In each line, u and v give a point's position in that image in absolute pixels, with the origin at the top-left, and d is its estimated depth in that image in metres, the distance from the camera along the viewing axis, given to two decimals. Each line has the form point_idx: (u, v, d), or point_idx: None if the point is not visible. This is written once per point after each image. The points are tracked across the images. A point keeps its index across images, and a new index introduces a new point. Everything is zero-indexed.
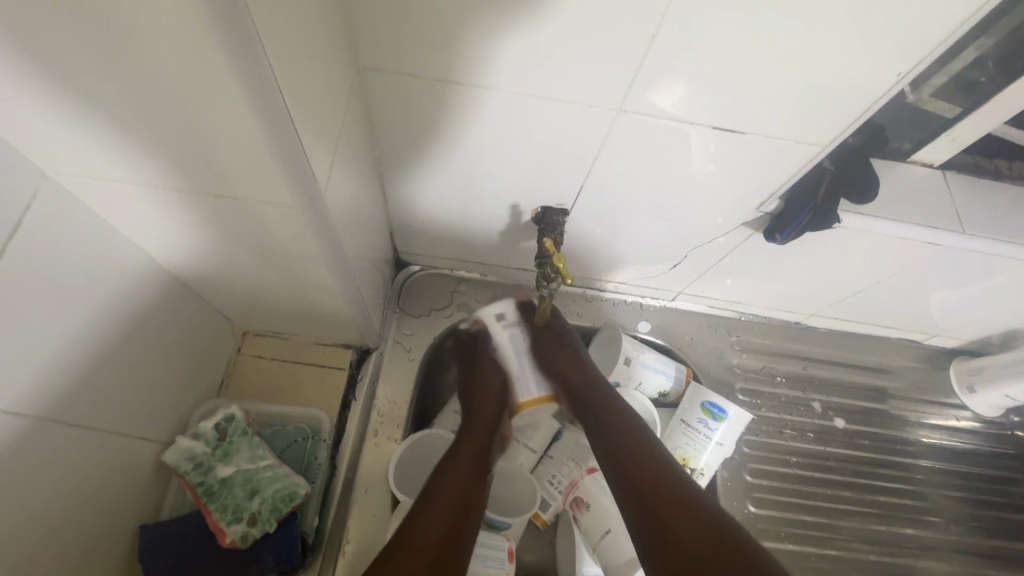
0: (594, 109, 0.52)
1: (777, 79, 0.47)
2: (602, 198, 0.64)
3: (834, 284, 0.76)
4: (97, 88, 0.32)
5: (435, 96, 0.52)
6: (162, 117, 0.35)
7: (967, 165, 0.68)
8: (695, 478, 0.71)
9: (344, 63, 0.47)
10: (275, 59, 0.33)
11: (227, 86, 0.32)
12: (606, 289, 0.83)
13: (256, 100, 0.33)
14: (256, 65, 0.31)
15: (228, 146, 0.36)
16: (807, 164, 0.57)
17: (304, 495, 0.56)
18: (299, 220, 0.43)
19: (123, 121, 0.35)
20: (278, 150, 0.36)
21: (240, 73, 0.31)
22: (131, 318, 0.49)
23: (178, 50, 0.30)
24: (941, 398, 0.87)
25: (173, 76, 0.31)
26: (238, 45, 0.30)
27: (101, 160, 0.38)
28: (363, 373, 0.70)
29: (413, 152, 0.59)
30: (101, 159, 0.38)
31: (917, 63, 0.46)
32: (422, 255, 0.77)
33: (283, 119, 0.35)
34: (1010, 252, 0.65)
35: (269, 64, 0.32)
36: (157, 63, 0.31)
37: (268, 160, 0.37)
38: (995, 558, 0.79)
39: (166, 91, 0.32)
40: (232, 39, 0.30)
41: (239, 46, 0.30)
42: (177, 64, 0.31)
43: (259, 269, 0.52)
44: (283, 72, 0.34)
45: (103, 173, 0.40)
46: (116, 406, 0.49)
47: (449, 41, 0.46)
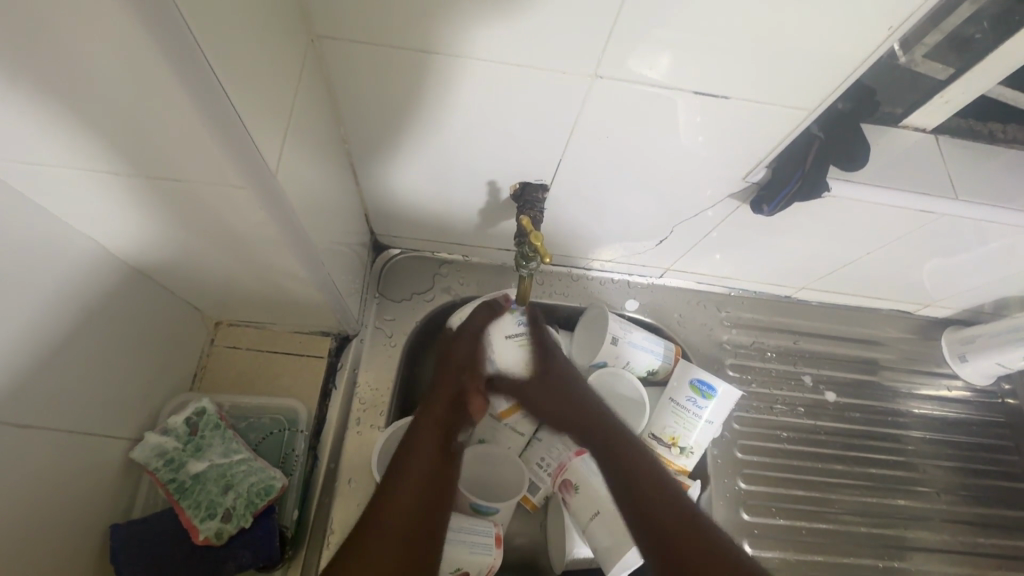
0: (569, 76, 0.49)
1: (761, 39, 0.45)
2: (583, 174, 0.61)
3: (825, 256, 0.74)
4: (8, 70, 0.29)
5: (399, 68, 0.49)
6: (86, 98, 0.31)
7: (960, 129, 0.66)
8: (685, 457, 0.70)
9: (296, 34, 0.43)
10: (206, 30, 0.30)
11: (156, 65, 0.29)
12: (592, 268, 0.81)
13: (185, 76, 0.30)
14: (182, 35, 0.28)
15: (164, 125, 0.34)
16: (793, 131, 0.54)
17: (280, 488, 0.55)
18: (253, 203, 0.41)
19: (44, 103, 0.32)
20: (220, 131, 0.34)
21: (164, 44, 0.28)
22: (86, 311, 0.47)
23: (87, 15, 0.27)
24: (932, 368, 0.87)
25: (88, 49, 0.28)
26: (151, 4, 0.27)
27: (31, 146, 0.35)
28: (342, 360, 0.68)
29: (382, 129, 0.56)
30: (30, 145, 0.35)
31: (911, 15, 0.43)
32: (401, 238, 0.75)
33: (221, 97, 0.32)
34: (1004, 217, 0.63)
35: (188, 23, 0.28)
36: (67, 34, 0.27)
37: (211, 143, 0.35)
38: (986, 526, 0.79)
39: (83, 67, 0.29)
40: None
41: (159, 14, 0.27)
42: (96, 37, 0.28)
43: (222, 256, 0.49)
44: (217, 44, 0.31)
45: (35, 160, 0.37)
46: (74, 408, 0.47)
47: (409, 7, 0.43)
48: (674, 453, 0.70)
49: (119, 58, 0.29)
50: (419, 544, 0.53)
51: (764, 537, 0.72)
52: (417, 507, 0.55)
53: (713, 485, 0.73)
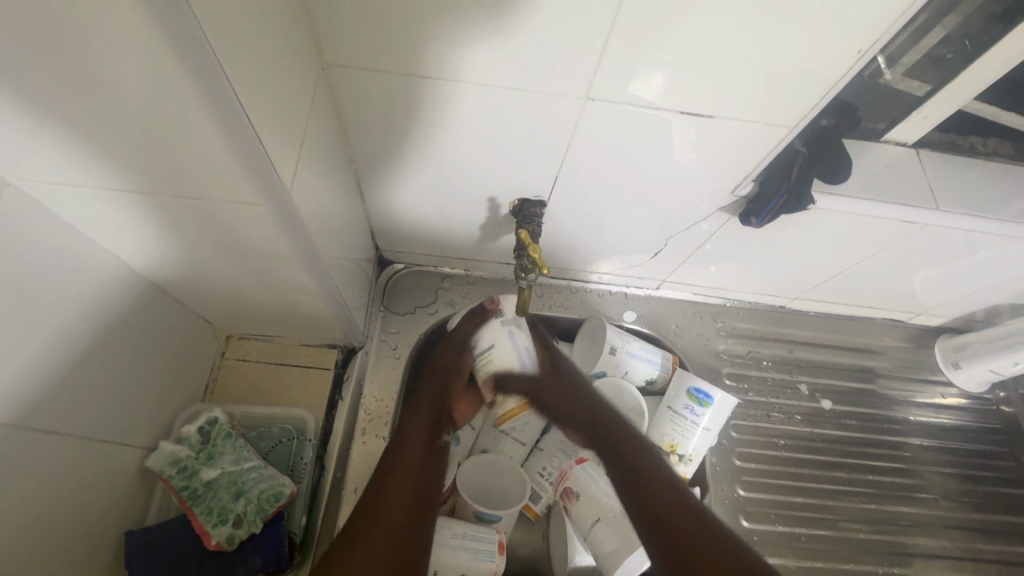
0: (564, 96, 0.52)
1: (743, 60, 0.48)
2: (580, 188, 0.64)
3: (816, 266, 0.76)
4: (52, 99, 0.32)
5: (405, 92, 0.52)
6: (121, 121, 0.34)
7: (941, 143, 0.68)
8: (683, 464, 0.71)
9: (308, 62, 0.46)
10: (231, 64, 0.33)
11: (186, 93, 0.33)
12: (591, 280, 0.83)
13: (213, 104, 0.33)
14: (209, 67, 0.31)
15: (190, 147, 0.36)
16: (780, 145, 0.57)
17: (289, 495, 0.56)
18: (267, 219, 0.43)
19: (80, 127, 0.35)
20: (241, 153, 0.37)
21: (193, 75, 0.32)
22: (106, 323, 0.49)
23: (125, 42, 0.29)
24: (927, 376, 0.88)
25: (126, 73, 0.31)
26: (184, 34, 0.30)
27: (64, 168, 0.38)
28: (348, 372, 0.70)
29: (387, 150, 0.59)
30: (64, 167, 0.38)
31: (874, 42, 0.46)
32: (405, 253, 0.77)
33: (244, 124, 0.35)
34: (986, 226, 0.65)
35: (215, 51, 0.31)
36: (107, 60, 0.30)
37: (234, 165, 0.38)
38: (986, 533, 0.79)
39: (119, 90, 0.32)
40: (174, 27, 0.29)
41: (189, 48, 0.30)
42: (133, 69, 0.31)
43: (235, 270, 0.52)
44: (239, 78, 0.34)
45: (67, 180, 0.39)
46: (93, 416, 0.49)
47: (413, 35, 0.46)
48: (673, 461, 0.72)
49: (151, 82, 0.32)
50: (406, 547, 0.54)
51: (764, 544, 0.73)
52: (403, 513, 0.56)
53: (712, 493, 0.74)
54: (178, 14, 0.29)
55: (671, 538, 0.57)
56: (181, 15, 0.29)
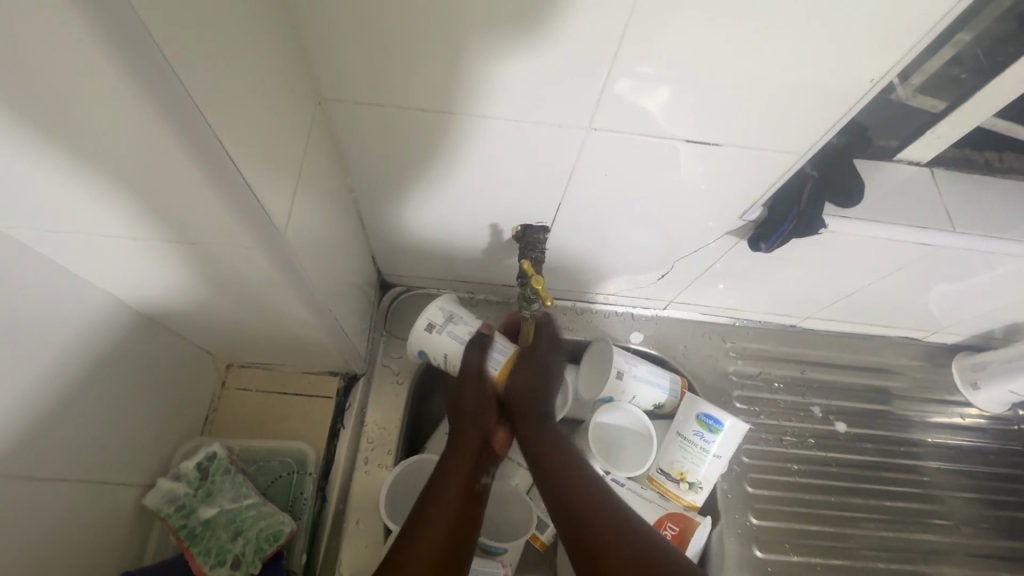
0: (566, 124, 0.51)
1: (751, 87, 0.46)
2: (583, 212, 0.63)
3: (827, 286, 0.74)
4: None
5: (403, 123, 0.51)
6: (107, 181, 0.33)
7: (955, 160, 0.66)
8: (693, 492, 0.69)
9: (304, 97, 0.46)
10: (220, 117, 0.32)
11: (175, 154, 0.31)
12: (596, 301, 0.82)
13: (203, 162, 0.32)
14: (196, 125, 0.30)
15: (181, 202, 0.36)
16: (789, 170, 0.55)
17: (288, 534, 0.55)
18: (261, 258, 0.42)
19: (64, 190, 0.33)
20: (235, 205, 0.36)
21: (181, 137, 0.30)
22: (101, 362, 0.48)
23: (107, 109, 0.28)
24: (944, 396, 0.86)
25: (109, 137, 0.30)
26: (169, 99, 0.28)
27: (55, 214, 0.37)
28: (350, 400, 0.69)
29: (386, 178, 0.58)
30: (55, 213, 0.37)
31: (887, 71, 0.44)
32: (407, 276, 0.76)
33: (235, 175, 0.35)
34: (1004, 246, 0.63)
35: (201, 109, 0.30)
36: (90, 127, 0.29)
37: (228, 217, 0.37)
38: (1010, 560, 0.77)
39: (103, 152, 0.31)
40: (159, 93, 0.28)
41: (177, 111, 0.29)
42: (116, 133, 0.29)
43: (232, 305, 0.51)
44: (229, 129, 0.33)
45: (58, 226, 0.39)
46: (88, 460, 0.48)
47: (410, 68, 0.46)
48: (683, 488, 0.70)
49: (136, 144, 0.30)
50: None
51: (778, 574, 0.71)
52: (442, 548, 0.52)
53: (723, 521, 0.72)
54: (162, 79, 0.27)
55: (586, 563, 0.52)
56: (164, 79, 0.28)
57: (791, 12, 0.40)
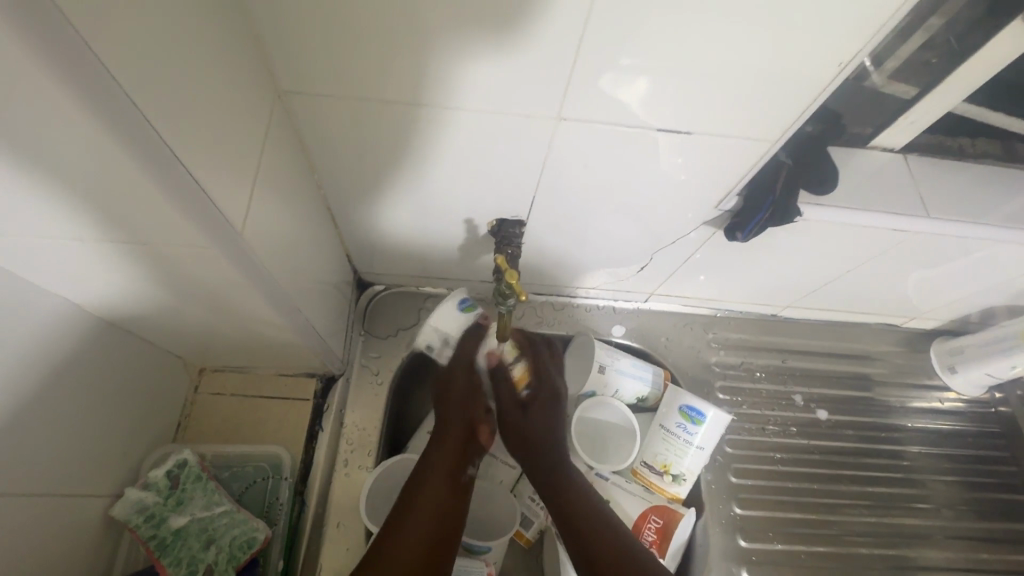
0: (537, 115, 0.50)
1: (721, 74, 0.45)
2: (559, 206, 0.62)
3: (806, 275, 0.74)
4: None
5: (368, 117, 0.50)
6: (48, 186, 0.31)
7: (929, 147, 0.67)
8: (677, 484, 0.69)
9: (261, 91, 0.44)
10: (165, 118, 0.31)
11: (120, 160, 0.30)
12: (577, 295, 0.81)
13: (149, 166, 0.31)
14: (139, 127, 0.29)
15: (131, 206, 0.34)
16: (761, 159, 0.55)
17: (263, 541, 0.54)
18: (221, 259, 0.40)
19: (2, 197, 0.31)
20: (189, 209, 0.35)
21: (124, 140, 0.29)
22: (60, 371, 0.46)
23: (29, 108, 0.26)
24: (923, 381, 0.86)
25: (47, 144, 0.28)
26: (109, 101, 0.27)
27: None
28: (328, 402, 0.68)
29: (356, 175, 0.57)
30: None
31: (855, 53, 0.44)
32: (384, 275, 0.75)
33: (185, 178, 0.33)
34: (978, 231, 0.63)
35: (135, 103, 0.29)
36: (22, 131, 0.27)
37: (183, 221, 0.36)
38: (990, 541, 0.78)
39: (40, 159, 0.29)
40: (88, 87, 0.26)
41: (117, 113, 0.28)
42: (54, 141, 0.28)
43: (197, 308, 0.49)
44: (177, 129, 0.32)
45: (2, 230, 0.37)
46: (50, 473, 0.46)
47: (372, 60, 0.44)
48: (667, 481, 0.70)
49: (71, 145, 0.29)
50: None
51: (763, 563, 0.71)
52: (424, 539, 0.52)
53: (708, 512, 0.72)
54: (89, 70, 0.26)
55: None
56: (91, 72, 0.26)
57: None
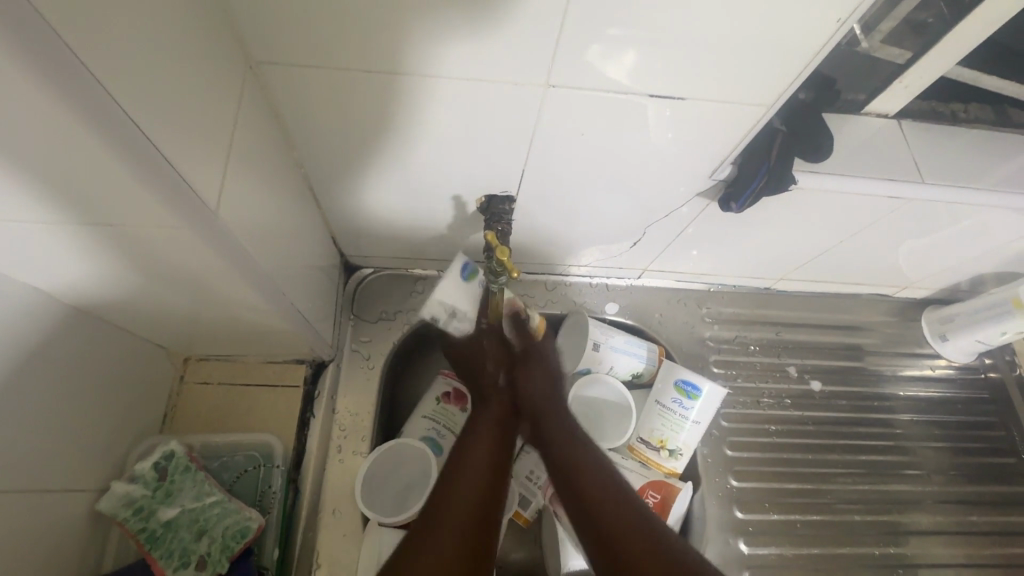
0: (525, 83, 0.48)
1: (718, 36, 0.44)
2: (550, 181, 0.60)
3: (800, 247, 0.74)
4: None
5: (348, 89, 0.47)
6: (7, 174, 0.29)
7: (922, 112, 0.66)
8: (675, 459, 0.69)
9: (232, 61, 0.42)
10: (128, 92, 0.29)
11: (86, 142, 0.28)
12: (570, 274, 0.80)
13: (116, 147, 0.29)
14: (98, 102, 0.27)
15: (103, 192, 0.32)
16: (754, 127, 0.54)
17: (256, 530, 0.53)
18: (196, 240, 0.38)
19: None
20: (163, 192, 0.33)
21: (87, 121, 0.27)
22: (37, 366, 0.44)
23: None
24: (914, 349, 0.87)
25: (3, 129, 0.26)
26: (62, 74, 0.25)
27: None
28: (320, 388, 0.66)
29: (336, 152, 0.55)
30: None
31: (855, 9, 0.42)
32: (372, 257, 0.73)
33: (156, 159, 0.31)
34: (972, 197, 0.63)
35: (84, 61, 0.26)
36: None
37: (157, 205, 0.34)
38: (979, 504, 0.79)
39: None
40: (41, 56, 0.24)
41: (73, 87, 0.26)
42: (9, 125, 0.26)
43: (177, 296, 0.47)
44: (142, 105, 0.30)
45: None
46: (31, 469, 0.44)
47: (347, 24, 0.42)
48: (664, 456, 0.70)
49: (15, 114, 0.26)
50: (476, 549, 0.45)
51: (759, 533, 0.72)
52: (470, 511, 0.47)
53: (705, 486, 0.73)
54: (26, 21, 0.23)
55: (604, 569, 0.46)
56: (27, 23, 0.23)
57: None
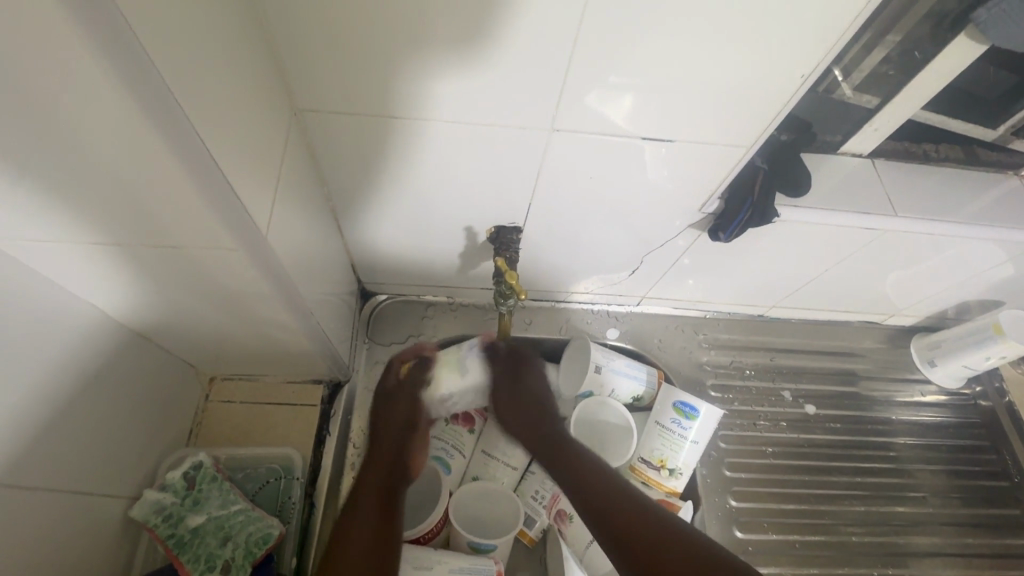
0: (531, 127, 0.54)
1: (701, 86, 0.50)
2: (553, 213, 0.66)
3: (788, 275, 0.78)
4: (45, 183, 0.33)
5: (375, 132, 0.54)
6: (97, 191, 0.35)
7: (894, 152, 0.72)
8: (674, 478, 0.72)
9: (279, 109, 0.48)
10: (205, 127, 0.35)
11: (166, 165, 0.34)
12: (573, 301, 0.85)
13: (190, 168, 0.35)
14: (182, 134, 0.33)
15: (171, 210, 0.37)
16: (738, 165, 0.59)
17: (278, 537, 0.56)
18: (244, 263, 0.43)
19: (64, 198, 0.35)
20: (220, 209, 0.38)
21: (170, 147, 0.33)
22: (89, 376, 0.49)
23: (90, 106, 0.29)
24: (905, 375, 0.90)
25: (104, 150, 0.32)
26: (158, 107, 0.31)
27: (45, 239, 0.39)
28: (336, 407, 0.70)
29: (361, 188, 0.61)
30: (44, 238, 0.38)
31: (815, 66, 0.48)
32: (386, 284, 0.78)
33: (221, 182, 0.37)
34: (945, 228, 0.68)
35: (180, 104, 0.32)
36: (79, 126, 0.30)
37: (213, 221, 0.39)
38: (976, 527, 0.81)
39: (97, 164, 0.33)
40: (144, 94, 0.30)
41: (163, 118, 0.31)
42: (110, 145, 0.32)
43: (216, 315, 0.52)
44: (214, 139, 0.36)
45: (48, 247, 0.40)
46: (77, 471, 0.48)
47: (378, 77, 0.48)
48: (664, 475, 0.72)
49: (120, 143, 0.32)
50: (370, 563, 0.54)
51: (759, 553, 0.74)
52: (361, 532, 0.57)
53: (704, 506, 0.75)
54: (148, 79, 0.30)
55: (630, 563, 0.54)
56: (145, 73, 0.29)
57: (733, 8, 0.43)
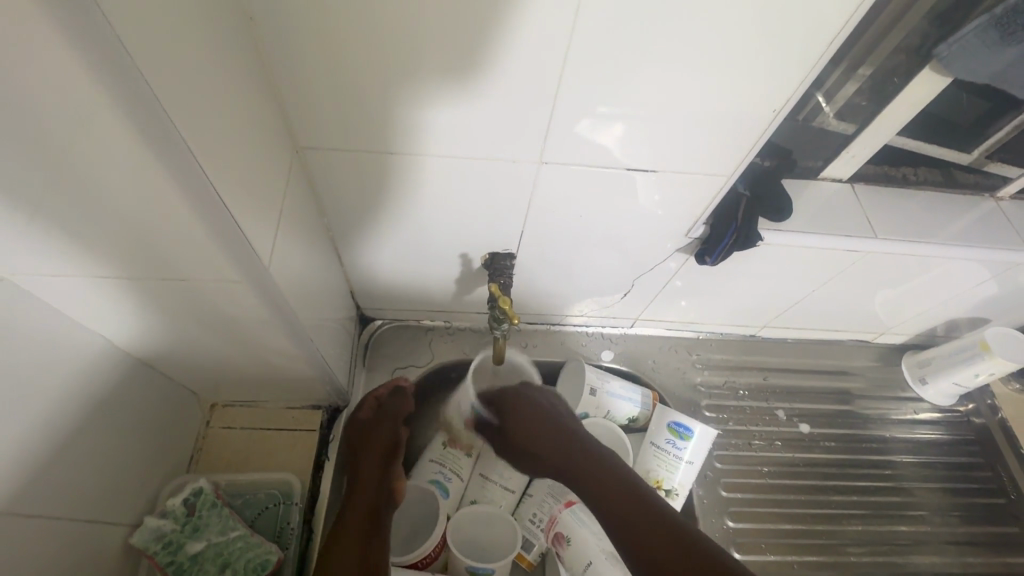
0: (521, 159, 0.57)
1: (680, 120, 0.53)
2: (545, 240, 0.68)
3: (777, 296, 0.80)
4: (63, 221, 0.35)
5: (374, 166, 0.57)
6: (108, 228, 0.37)
7: (874, 176, 0.75)
8: (671, 499, 0.72)
9: (282, 146, 0.51)
10: (212, 167, 0.37)
11: (174, 203, 0.36)
12: (568, 323, 0.86)
13: (196, 206, 0.37)
14: (190, 174, 0.35)
15: (178, 245, 0.40)
16: (717, 195, 0.62)
17: (276, 563, 0.58)
18: (247, 293, 0.45)
19: (79, 234, 0.37)
20: (225, 245, 0.40)
21: (181, 186, 0.35)
22: (95, 403, 0.50)
23: (107, 152, 0.32)
24: (899, 393, 0.91)
25: (118, 190, 0.34)
26: (168, 150, 0.33)
27: (58, 273, 0.41)
28: (334, 432, 0.71)
29: (359, 218, 0.63)
30: (58, 272, 0.41)
31: (786, 101, 0.51)
32: (385, 310, 0.80)
33: (225, 218, 0.39)
34: (926, 249, 0.70)
35: (187, 145, 0.34)
36: (87, 163, 0.32)
37: (217, 256, 0.41)
38: (975, 545, 0.80)
39: (110, 203, 0.35)
40: (154, 137, 0.32)
41: (173, 161, 0.34)
42: (123, 186, 0.34)
43: (218, 343, 0.54)
44: (221, 178, 0.38)
45: (61, 281, 0.42)
46: (80, 497, 0.49)
47: (375, 116, 0.51)
48: (661, 496, 0.73)
49: (133, 185, 0.34)
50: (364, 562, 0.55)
51: (757, 574, 0.74)
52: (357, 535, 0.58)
53: (701, 528, 0.75)
54: (159, 124, 0.32)
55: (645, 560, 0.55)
56: (156, 118, 0.32)
57: (709, 49, 0.46)
